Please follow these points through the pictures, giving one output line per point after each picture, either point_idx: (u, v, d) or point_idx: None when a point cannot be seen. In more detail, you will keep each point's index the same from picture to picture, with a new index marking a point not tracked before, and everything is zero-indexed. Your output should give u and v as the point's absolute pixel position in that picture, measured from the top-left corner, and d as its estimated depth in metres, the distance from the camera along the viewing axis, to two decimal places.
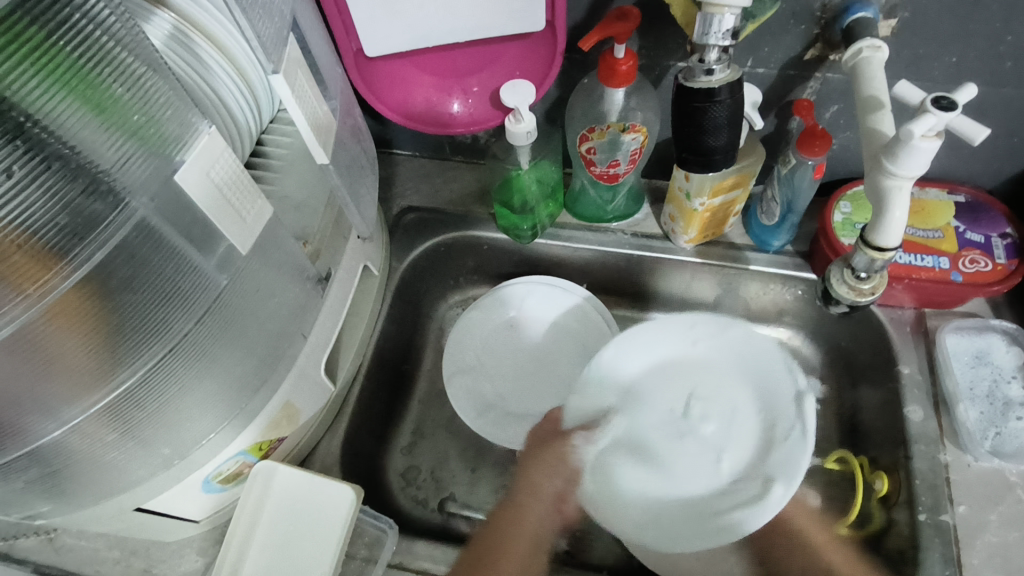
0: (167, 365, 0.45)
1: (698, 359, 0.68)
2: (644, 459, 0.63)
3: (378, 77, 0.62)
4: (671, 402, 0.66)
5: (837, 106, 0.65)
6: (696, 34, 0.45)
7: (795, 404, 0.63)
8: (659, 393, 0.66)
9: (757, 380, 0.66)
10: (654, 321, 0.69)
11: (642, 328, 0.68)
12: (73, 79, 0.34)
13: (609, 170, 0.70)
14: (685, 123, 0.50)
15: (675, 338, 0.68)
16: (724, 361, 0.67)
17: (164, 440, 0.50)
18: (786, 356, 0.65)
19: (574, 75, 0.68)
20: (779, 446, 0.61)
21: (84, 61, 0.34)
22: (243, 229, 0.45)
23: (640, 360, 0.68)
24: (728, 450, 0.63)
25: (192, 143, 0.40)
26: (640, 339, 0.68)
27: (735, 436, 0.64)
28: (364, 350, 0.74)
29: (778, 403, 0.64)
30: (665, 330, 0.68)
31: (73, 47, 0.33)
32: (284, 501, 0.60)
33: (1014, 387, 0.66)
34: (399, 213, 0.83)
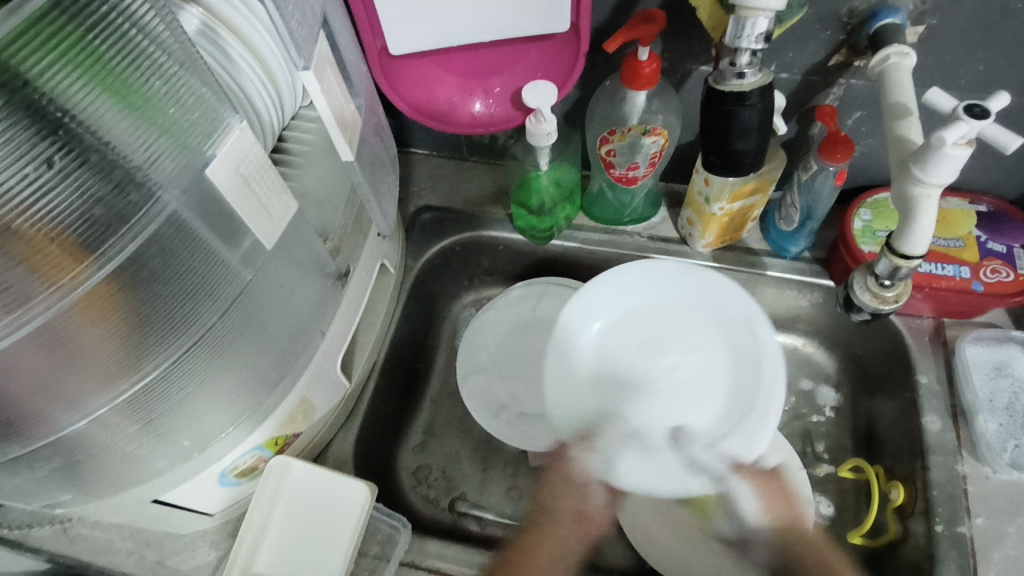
0: (190, 358, 0.46)
1: (654, 306, 0.68)
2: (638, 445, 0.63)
3: (401, 75, 0.62)
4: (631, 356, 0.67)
5: (859, 113, 0.65)
6: (727, 37, 0.45)
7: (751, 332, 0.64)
8: (621, 346, 0.67)
9: (715, 311, 0.67)
10: (602, 276, 0.66)
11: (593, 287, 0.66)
12: (108, 76, 0.34)
13: (628, 173, 0.69)
14: (713, 127, 0.50)
15: (637, 283, 0.68)
16: (675, 305, 0.68)
17: (184, 432, 0.50)
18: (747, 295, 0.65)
19: (596, 78, 0.68)
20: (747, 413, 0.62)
21: (118, 59, 0.34)
22: (269, 224, 0.45)
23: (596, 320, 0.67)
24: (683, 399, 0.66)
25: (222, 138, 0.40)
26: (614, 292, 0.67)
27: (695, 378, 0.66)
28: (378, 347, 0.74)
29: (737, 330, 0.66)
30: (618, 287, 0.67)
31: (109, 46, 0.34)
32: (299, 496, 0.61)
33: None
34: (416, 211, 0.84)
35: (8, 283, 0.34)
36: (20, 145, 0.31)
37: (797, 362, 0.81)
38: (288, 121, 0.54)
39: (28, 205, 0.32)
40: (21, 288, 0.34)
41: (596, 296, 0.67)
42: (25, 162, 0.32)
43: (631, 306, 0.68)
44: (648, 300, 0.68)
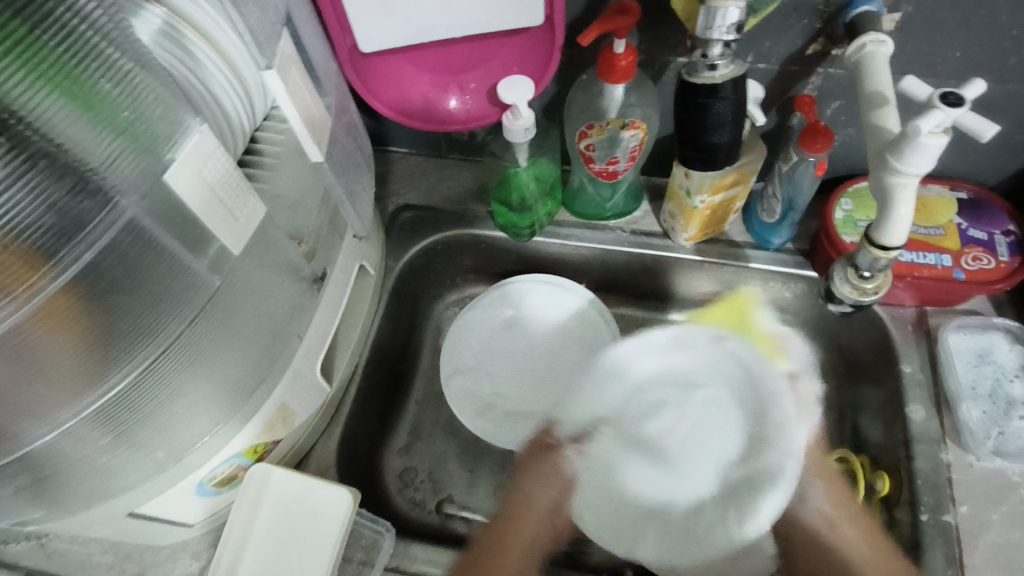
0: (159, 368, 0.44)
1: (686, 364, 0.74)
2: (645, 453, 0.71)
3: (375, 73, 0.61)
4: (639, 406, 0.73)
5: (839, 103, 0.64)
6: (699, 28, 0.44)
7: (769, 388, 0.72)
8: (652, 393, 0.73)
9: (740, 378, 0.73)
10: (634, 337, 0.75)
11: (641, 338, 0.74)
12: (59, 77, 0.33)
13: (608, 167, 0.69)
14: (687, 119, 0.49)
15: (692, 350, 0.74)
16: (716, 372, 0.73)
17: (157, 443, 0.49)
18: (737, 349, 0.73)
19: (573, 72, 0.67)
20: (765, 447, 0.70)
21: (69, 58, 0.33)
22: (237, 230, 0.44)
23: (648, 366, 0.75)
24: (708, 445, 0.71)
25: (182, 140, 0.39)
26: (670, 349, 0.74)
27: (718, 430, 0.71)
28: (360, 350, 0.73)
29: (760, 390, 0.72)
30: (655, 346, 0.75)
31: (57, 44, 0.32)
32: (279, 505, 0.59)
33: (1017, 384, 0.65)
34: (395, 210, 0.82)
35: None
36: None
37: None
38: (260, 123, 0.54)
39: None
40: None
41: (645, 352, 0.75)
42: None
43: (656, 365, 0.75)
44: (670, 363, 0.74)
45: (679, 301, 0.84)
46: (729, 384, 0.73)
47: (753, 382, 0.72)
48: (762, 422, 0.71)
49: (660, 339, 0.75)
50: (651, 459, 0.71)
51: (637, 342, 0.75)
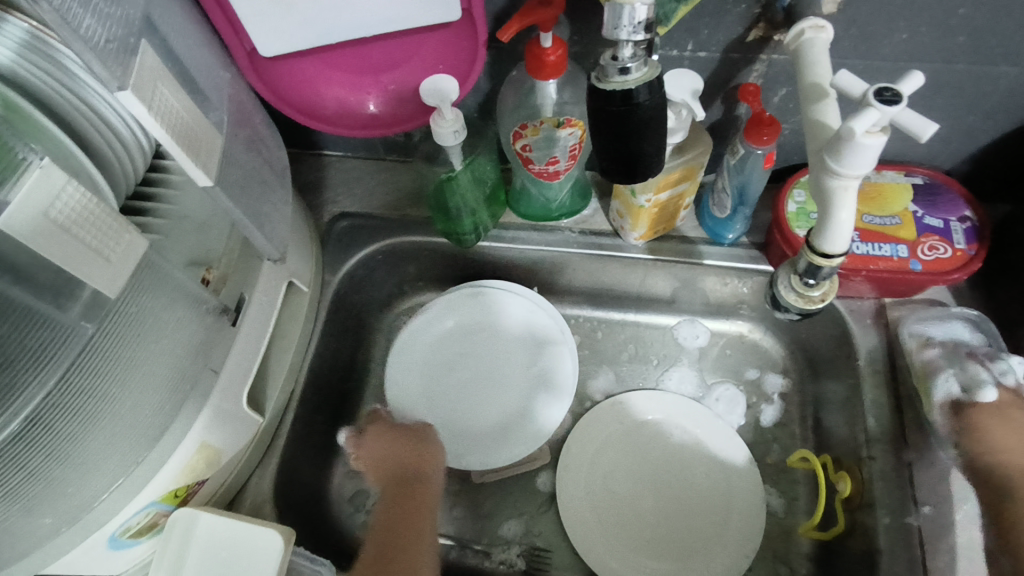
0: (32, 434, 0.40)
1: (487, 321, 0.77)
2: (463, 425, 0.73)
3: (283, 79, 0.56)
4: (441, 355, 0.76)
5: (785, 90, 0.60)
6: (606, 29, 0.39)
7: (557, 336, 0.75)
8: (446, 355, 0.76)
9: (526, 325, 0.76)
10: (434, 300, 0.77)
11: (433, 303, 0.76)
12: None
13: (548, 168, 0.65)
14: (604, 130, 0.44)
15: (477, 309, 0.77)
16: (500, 320, 0.77)
17: (49, 506, 0.44)
18: (541, 299, 0.76)
19: (504, 67, 0.63)
20: (557, 365, 0.74)
21: None
22: (108, 271, 0.38)
23: (442, 326, 0.77)
24: (505, 370, 0.75)
25: (21, 180, 0.34)
26: (453, 309, 0.77)
27: (500, 363, 0.75)
28: (296, 373, 0.69)
29: (540, 333, 0.75)
30: (458, 304, 0.77)
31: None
32: (204, 554, 0.55)
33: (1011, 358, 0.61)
34: (331, 220, 0.77)
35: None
36: None
37: (744, 349, 0.79)
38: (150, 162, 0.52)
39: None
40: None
41: (446, 314, 0.77)
42: None
43: (457, 323, 0.77)
44: (460, 320, 0.77)
45: (635, 300, 0.80)
46: (522, 331, 0.76)
47: (535, 331, 0.76)
48: (549, 348, 0.75)
49: (508, 304, 0.76)
50: (466, 416, 0.74)
51: (424, 316, 0.76)
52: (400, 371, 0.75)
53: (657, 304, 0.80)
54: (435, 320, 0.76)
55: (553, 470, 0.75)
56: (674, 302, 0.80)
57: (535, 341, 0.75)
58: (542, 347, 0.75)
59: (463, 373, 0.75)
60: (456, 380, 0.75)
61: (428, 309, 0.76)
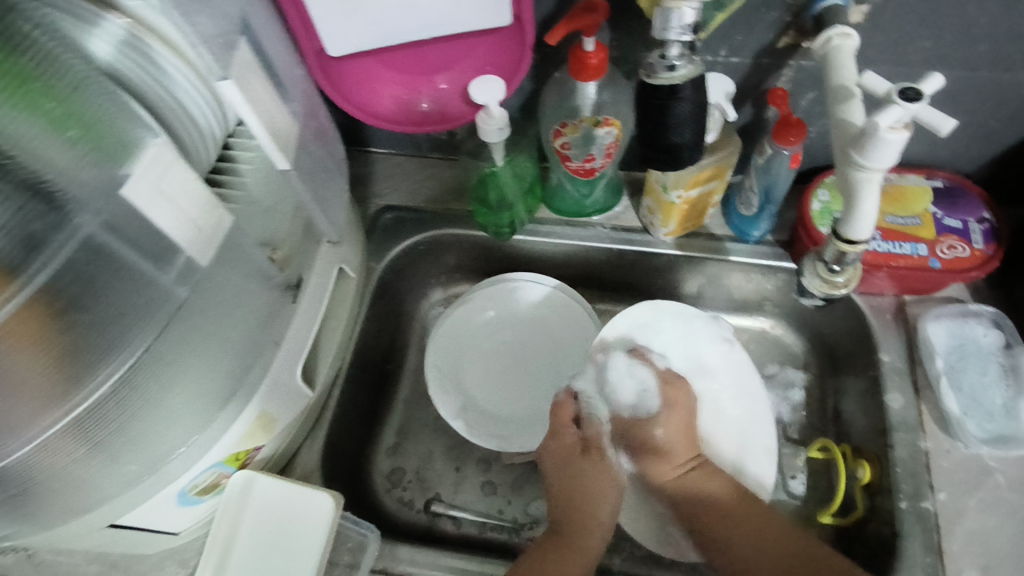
0: (122, 393, 0.44)
1: (528, 313, 0.81)
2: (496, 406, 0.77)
3: (346, 76, 0.61)
4: (483, 344, 0.80)
5: (812, 94, 0.64)
6: (656, 29, 0.44)
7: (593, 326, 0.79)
8: (487, 343, 0.80)
9: (565, 317, 0.80)
10: (479, 290, 0.81)
11: (478, 294, 0.81)
12: (18, 79, 0.35)
13: (585, 165, 0.69)
14: (647, 121, 0.48)
15: (518, 300, 0.81)
16: (540, 311, 0.81)
17: (132, 455, 0.49)
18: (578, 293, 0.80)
19: (546, 69, 0.67)
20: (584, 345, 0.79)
21: (34, 74, 0.36)
22: (200, 240, 0.44)
23: (485, 316, 0.81)
24: (543, 355, 0.80)
25: (139, 156, 0.39)
26: (496, 299, 0.81)
27: (539, 351, 0.80)
28: (342, 353, 0.73)
29: (577, 324, 0.80)
30: (500, 295, 0.81)
31: (9, 50, 0.35)
32: (261, 511, 0.61)
33: None
34: (376, 212, 0.82)
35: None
36: None
37: (766, 344, 0.82)
38: (233, 128, 0.55)
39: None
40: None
41: (488, 305, 0.81)
42: None
43: (499, 314, 0.81)
44: (502, 311, 0.81)
45: (661, 295, 0.84)
46: (561, 322, 0.80)
47: (572, 322, 0.80)
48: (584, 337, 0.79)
49: (547, 296, 0.80)
50: (499, 395, 0.77)
51: (468, 305, 0.80)
52: (440, 349, 0.78)
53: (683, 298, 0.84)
54: (477, 310, 0.81)
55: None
56: (699, 297, 0.83)
57: (573, 331, 0.80)
58: (580, 337, 0.79)
59: (502, 357, 0.80)
60: (488, 363, 0.80)
61: (473, 299, 0.81)
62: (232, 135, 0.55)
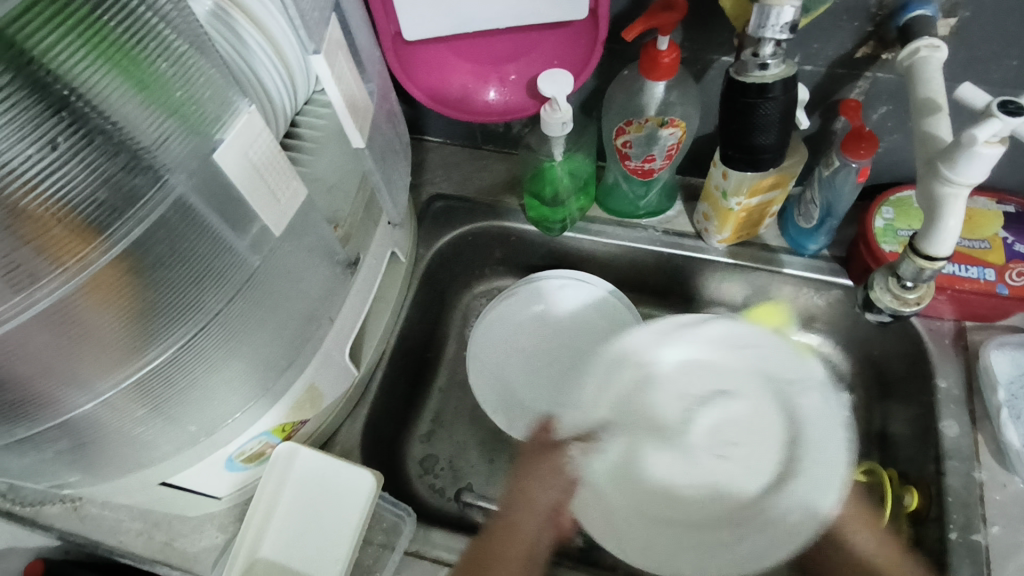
0: (183, 358, 0.45)
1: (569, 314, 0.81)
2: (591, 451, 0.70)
3: (416, 60, 0.62)
4: (521, 340, 0.80)
5: (885, 108, 0.63)
6: (752, 27, 0.44)
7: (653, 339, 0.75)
8: (526, 338, 0.80)
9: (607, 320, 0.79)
10: (518, 287, 0.81)
11: (518, 290, 0.81)
12: (117, 35, 0.34)
13: (643, 165, 0.69)
14: (732, 120, 0.50)
15: (560, 298, 0.81)
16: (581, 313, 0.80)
17: (190, 417, 0.50)
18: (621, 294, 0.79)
19: (614, 67, 0.67)
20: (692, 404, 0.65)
21: (129, 37, 0.34)
22: (277, 210, 0.46)
23: (523, 314, 0.81)
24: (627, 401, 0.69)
25: (231, 122, 0.40)
26: (536, 296, 0.81)
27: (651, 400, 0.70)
28: (387, 337, 0.74)
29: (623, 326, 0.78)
30: (541, 294, 0.81)
31: (119, 13, 0.33)
32: (304, 482, 0.62)
33: None
34: (428, 200, 0.83)
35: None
36: (15, 115, 0.30)
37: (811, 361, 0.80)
38: (301, 106, 0.55)
39: (27, 176, 0.32)
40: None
41: (527, 303, 0.81)
42: (33, 140, 0.32)
43: (537, 312, 0.81)
44: (542, 309, 0.81)
45: (707, 304, 0.83)
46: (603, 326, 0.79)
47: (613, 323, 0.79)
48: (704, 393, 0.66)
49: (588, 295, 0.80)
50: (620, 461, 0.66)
51: (509, 299, 0.81)
52: (482, 338, 0.79)
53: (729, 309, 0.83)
54: (518, 306, 0.81)
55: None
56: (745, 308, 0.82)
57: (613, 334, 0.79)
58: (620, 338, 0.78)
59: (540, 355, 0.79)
60: (528, 359, 0.79)
61: (515, 295, 0.81)
62: (300, 113, 0.56)
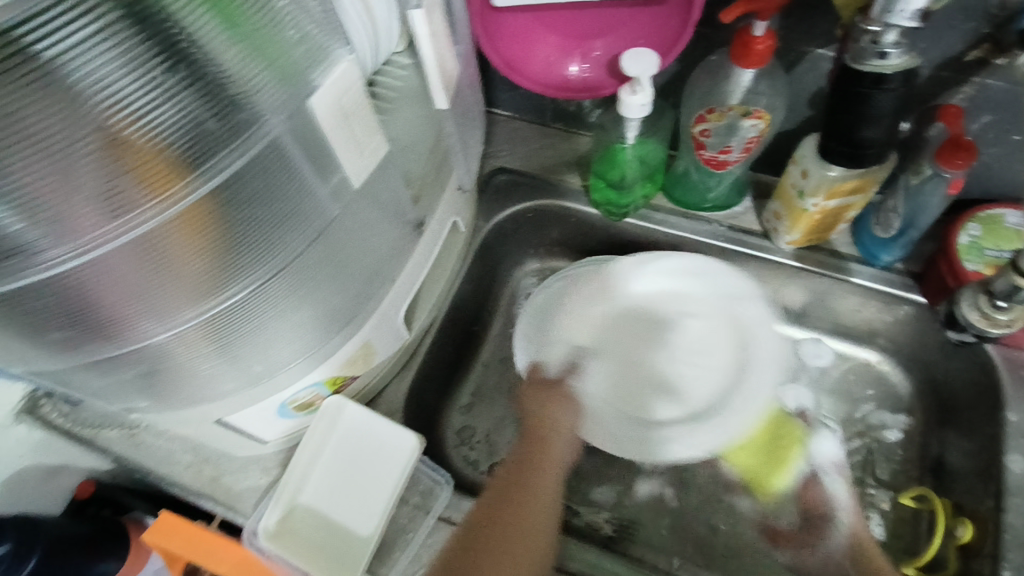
0: (254, 300, 0.46)
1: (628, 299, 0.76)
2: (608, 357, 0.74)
3: (501, 30, 0.60)
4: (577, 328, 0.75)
5: (989, 117, 0.59)
6: (876, 12, 0.47)
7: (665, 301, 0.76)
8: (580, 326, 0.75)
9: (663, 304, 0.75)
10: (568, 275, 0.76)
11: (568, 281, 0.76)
12: None
13: (719, 156, 0.66)
14: (843, 112, 0.54)
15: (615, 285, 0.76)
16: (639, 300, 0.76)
17: (255, 358, 0.51)
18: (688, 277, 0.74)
19: (701, 51, 0.65)
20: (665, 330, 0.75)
21: None
22: (360, 161, 0.46)
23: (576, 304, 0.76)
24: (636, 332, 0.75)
25: (330, 70, 0.41)
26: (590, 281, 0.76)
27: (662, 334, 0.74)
28: (440, 305, 0.74)
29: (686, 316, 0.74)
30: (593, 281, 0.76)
31: None
32: (348, 437, 0.63)
33: None
34: (491, 172, 0.82)
35: (34, 190, 0.32)
36: (123, 48, 0.31)
37: (868, 377, 0.78)
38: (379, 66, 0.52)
39: (131, 107, 0.32)
40: (84, 214, 0.35)
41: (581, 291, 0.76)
42: (140, 72, 0.32)
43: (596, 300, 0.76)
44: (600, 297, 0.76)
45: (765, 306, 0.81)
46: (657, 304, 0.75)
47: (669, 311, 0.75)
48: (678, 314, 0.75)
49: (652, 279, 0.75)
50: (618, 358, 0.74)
51: (560, 289, 0.76)
52: (535, 325, 0.75)
53: (787, 314, 0.81)
54: (572, 296, 0.76)
55: (678, 486, 0.74)
56: (805, 315, 0.79)
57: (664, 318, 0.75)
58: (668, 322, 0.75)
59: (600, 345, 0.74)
60: None
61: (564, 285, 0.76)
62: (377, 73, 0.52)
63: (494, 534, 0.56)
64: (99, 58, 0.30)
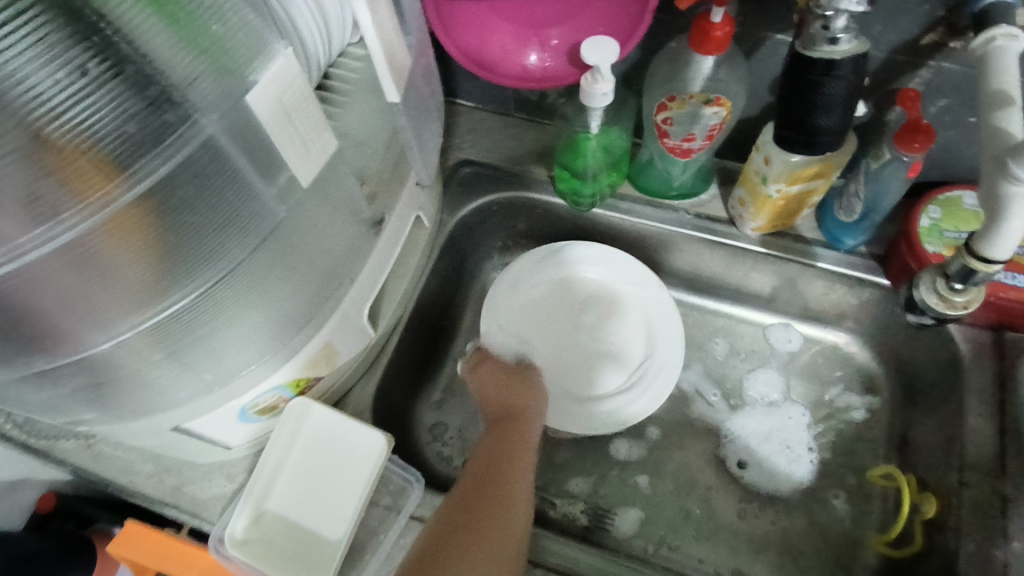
0: (202, 305, 0.44)
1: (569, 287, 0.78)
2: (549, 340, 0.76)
3: (456, 18, 0.60)
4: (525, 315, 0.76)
5: (946, 100, 0.60)
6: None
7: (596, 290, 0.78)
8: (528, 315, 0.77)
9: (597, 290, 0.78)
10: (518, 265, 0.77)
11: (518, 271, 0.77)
12: None
13: (683, 144, 0.66)
14: (799, 100, 0.53)
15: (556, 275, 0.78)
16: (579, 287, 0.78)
17: (208, 365, 0.49)
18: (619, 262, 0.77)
19: (660, 38, 0.64)
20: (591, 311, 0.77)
21: None
22: (306, 160, 0.44)
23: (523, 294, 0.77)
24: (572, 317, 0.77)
25: (269, 63, 0.39)
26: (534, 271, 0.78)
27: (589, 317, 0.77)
28: (406, 302, 0.72)
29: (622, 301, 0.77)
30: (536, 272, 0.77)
31: None
32: (314, 440, 0.61)
33: None
34: (455, 165, 0.80)
35: None
36: (40, 37, 0.30)
37: (835, 359, 0.78)
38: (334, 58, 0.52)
39: (52, 102, 0.31)
40: (8, 218, 0.33)
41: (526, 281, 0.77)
42: (57, 67, 0.31)
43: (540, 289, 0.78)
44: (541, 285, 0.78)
45: (734, 293, 0.81)
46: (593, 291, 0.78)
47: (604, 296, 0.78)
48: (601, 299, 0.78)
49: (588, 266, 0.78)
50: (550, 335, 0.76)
51: (511, 281, 0.76)
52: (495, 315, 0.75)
53: (755, 299, 0.81)
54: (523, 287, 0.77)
55: (651, 474, 0.74)
56: (772, 301, 0.80)
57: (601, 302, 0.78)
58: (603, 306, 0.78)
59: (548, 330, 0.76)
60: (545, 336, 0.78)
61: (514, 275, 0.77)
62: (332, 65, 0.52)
63: (488, 517, 0.54)
64: (11, 50, 0.29)
